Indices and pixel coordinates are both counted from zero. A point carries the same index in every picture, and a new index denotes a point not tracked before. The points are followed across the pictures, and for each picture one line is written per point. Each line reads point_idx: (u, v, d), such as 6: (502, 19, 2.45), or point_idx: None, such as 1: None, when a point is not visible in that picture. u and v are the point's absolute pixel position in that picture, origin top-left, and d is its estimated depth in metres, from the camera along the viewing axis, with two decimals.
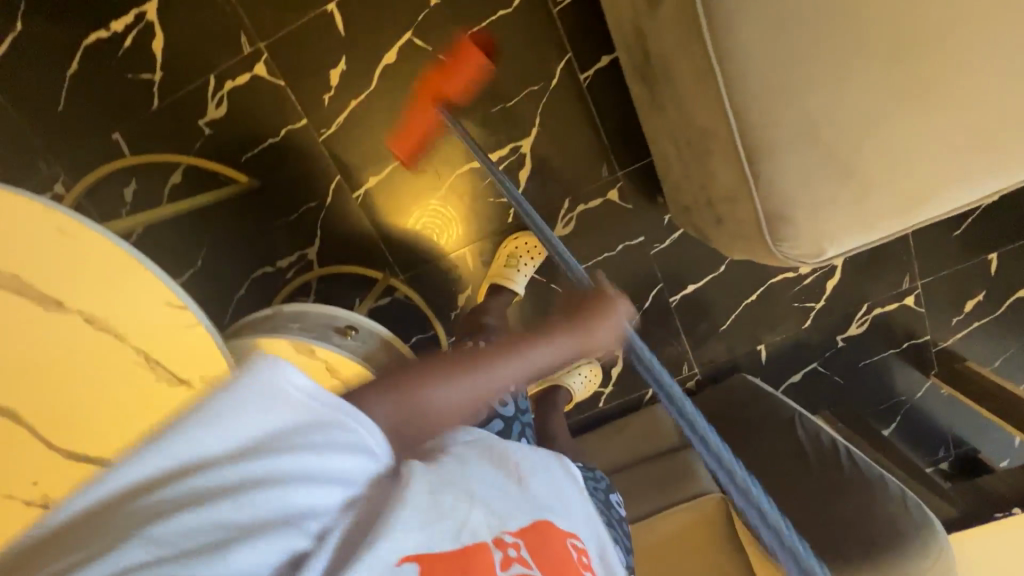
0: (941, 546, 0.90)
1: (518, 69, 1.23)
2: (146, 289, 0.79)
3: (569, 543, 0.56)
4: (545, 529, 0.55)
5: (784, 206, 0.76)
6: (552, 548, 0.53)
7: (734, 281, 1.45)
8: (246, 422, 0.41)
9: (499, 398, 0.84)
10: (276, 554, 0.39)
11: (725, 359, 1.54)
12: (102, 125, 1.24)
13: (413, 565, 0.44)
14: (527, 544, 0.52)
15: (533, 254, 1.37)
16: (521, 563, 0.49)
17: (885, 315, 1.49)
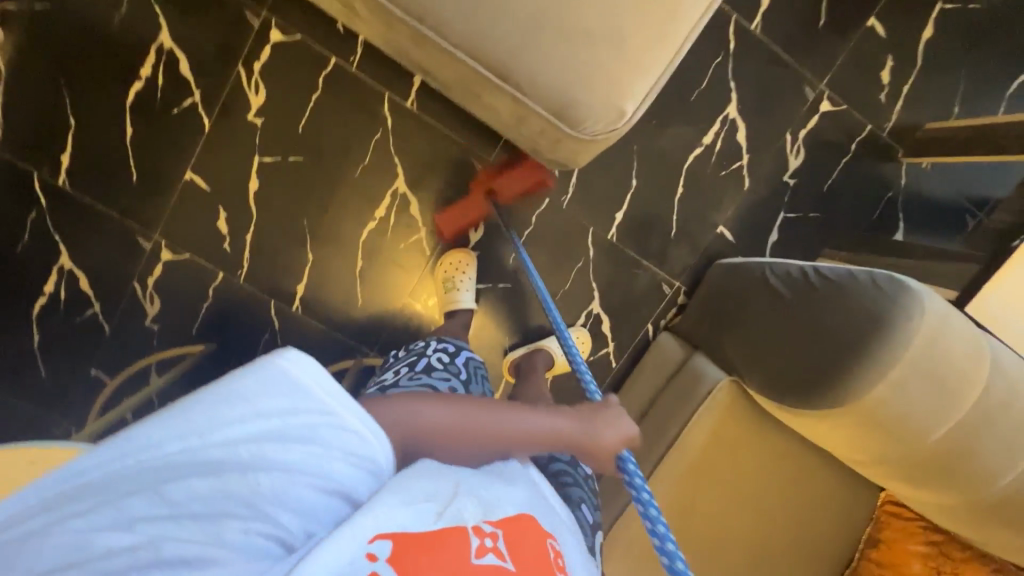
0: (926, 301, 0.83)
1: (355, 130, 1.34)
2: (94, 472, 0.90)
3: (547, 544, 0.65)
4: (523, 525, 0.66)
5: (559, 96, 0.79)
6: (527, 542, 0.63)
7: (656, 187, 1.43)
8: (246, 402, 0.59)
9: (450, 385, 0.96)
10: (248, 515, 0.56)
11: (697, 258, 1.48)
12: (79, 368, 1.41)
13: (384, 541, 0.56)
14: (504, 538, 0.62)
15: (466, 266, 1.41)
16: (495, 553, 0.59)
17: (813, 132, 1.42)
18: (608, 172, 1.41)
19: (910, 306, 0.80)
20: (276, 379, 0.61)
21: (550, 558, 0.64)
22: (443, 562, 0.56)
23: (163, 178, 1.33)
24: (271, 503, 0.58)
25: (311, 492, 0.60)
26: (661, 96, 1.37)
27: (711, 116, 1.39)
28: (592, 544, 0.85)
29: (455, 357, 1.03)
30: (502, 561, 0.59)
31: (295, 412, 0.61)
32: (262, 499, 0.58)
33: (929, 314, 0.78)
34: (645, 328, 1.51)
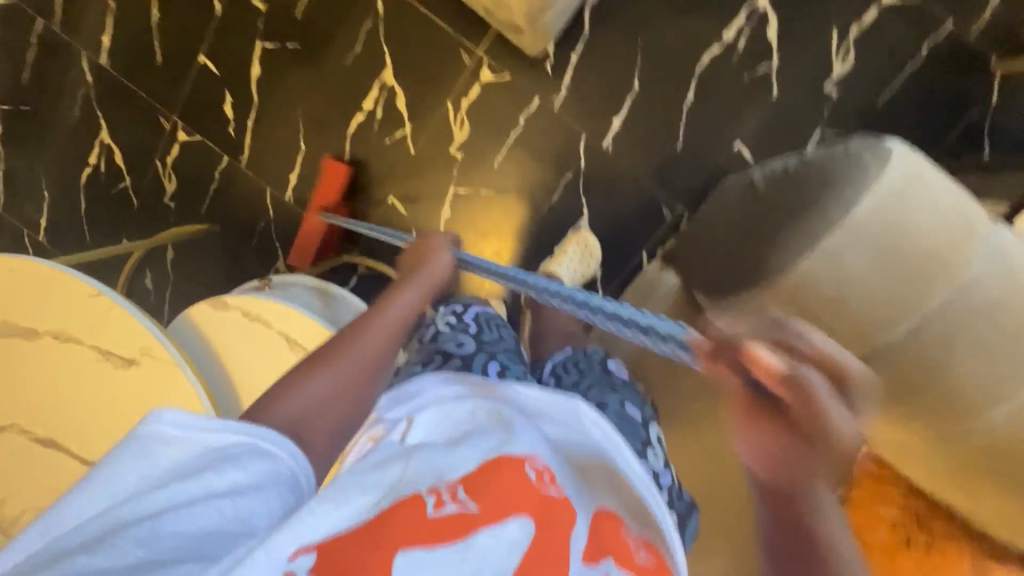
0: (897, 169, 0.63)
1: (349, 17, 1.35)
2: (67, 290, 1.04)
3: (524, 468, 0.52)
4: (498, 465, 0.51)
5: None
6: (498, 481, 0.50)
7: (663, 91, 1.25)
8: None
9: (457, 342, 0.81)
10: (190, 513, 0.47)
11: (705, 179, 1.28)
12: (113, 237, 1.59)
13: (309, 555, 0.44)
14: (466, 487, 0.49)
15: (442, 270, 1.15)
16: (455, 503, 0.48)
17: (870, 30, 1.16)
18: (606, 72, 1.27)
19: (876, 154, 0.64)
20: (159, 446, 0.50)
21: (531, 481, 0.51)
22: (389, 531, 0.45)
23: (182, 61, 1.45)
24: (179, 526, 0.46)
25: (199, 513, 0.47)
26: None
27: (733, 8, 1.19)
28: (647, 437, 0.75)
29: (467, 313, 0.87)
30: (465, 509, 0.47)
31: (182, 463, 0.49)
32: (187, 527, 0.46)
33: (897, 167, 0.63)
34: (639, 256, 1.34)
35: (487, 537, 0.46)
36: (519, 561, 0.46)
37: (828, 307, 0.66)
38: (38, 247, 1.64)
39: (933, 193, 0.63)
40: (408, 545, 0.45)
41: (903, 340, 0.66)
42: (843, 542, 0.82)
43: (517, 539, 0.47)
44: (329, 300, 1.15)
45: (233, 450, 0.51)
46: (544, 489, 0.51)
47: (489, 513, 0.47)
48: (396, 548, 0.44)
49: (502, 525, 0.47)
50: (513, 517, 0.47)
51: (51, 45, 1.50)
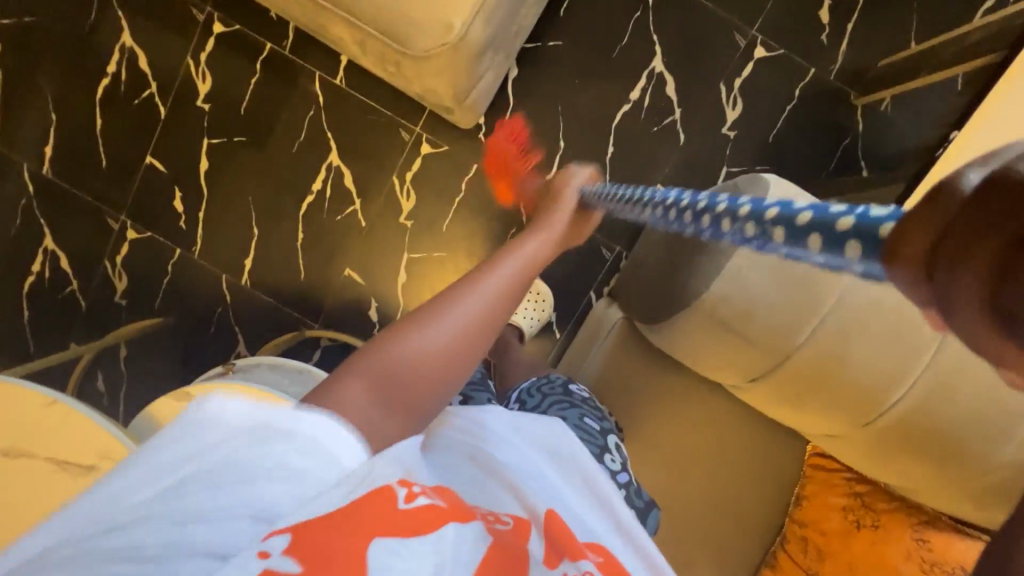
0: (773, 199, 0.75)
1: (292, 109, 1.45)
2: (16, 402, 1.02)
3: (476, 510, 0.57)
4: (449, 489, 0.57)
5: (387, 14, 0.82)
6: (451, 496, 0.55)
7: (586, 147, 1.39)
8: (83, 520, 0.43)
9: None
10: (209, 496, 0.44)
11: (636, 219, 1.41)
12: (60, 343, 1.55)
13: (282, 535, 0.43)
14: (429, 487, 0.54)
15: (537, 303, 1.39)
16: (423, 495, 0.51)
17: (751, 81, 1.35)
18: (534, 135, 1.40)
19: (757, 189, 0.76)
20: (192, 442, 0.46)
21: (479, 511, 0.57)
22: (365, 519, 0.46)
23: (129, 163, 1.49)
24: (192, 509, 0.43)
25: (230, 497, 0.44)
26: (580, 56, 1.37)
27: (635, 71, 1.36)
28: (603, 443, 0.82)
29: None
30: (433, 502, 0.52)
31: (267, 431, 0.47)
32: (210, 503, 0.43)
33: (774, 198, 0.74)
34: (588, 295, 1.44)
35: (455, 535, 0.50)
36: (482, 554, 0.51)
37: (745, 319, 0.76)
38: None
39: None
40: (384, 535, 0.46)
41: (810, 342, 0.76)
42: (806, 537, 0.90)
43: (474, 547, 0.51)
44: (293, 375, 1.17)
45: (293, 430, 0.48)
46: (494, 524, 0.56)
47: (453, 509, 0.53)
48: (371, 536, 0.45)
49: (462, 528, 0.51)
50: (470, 525, 0.53)
51: None
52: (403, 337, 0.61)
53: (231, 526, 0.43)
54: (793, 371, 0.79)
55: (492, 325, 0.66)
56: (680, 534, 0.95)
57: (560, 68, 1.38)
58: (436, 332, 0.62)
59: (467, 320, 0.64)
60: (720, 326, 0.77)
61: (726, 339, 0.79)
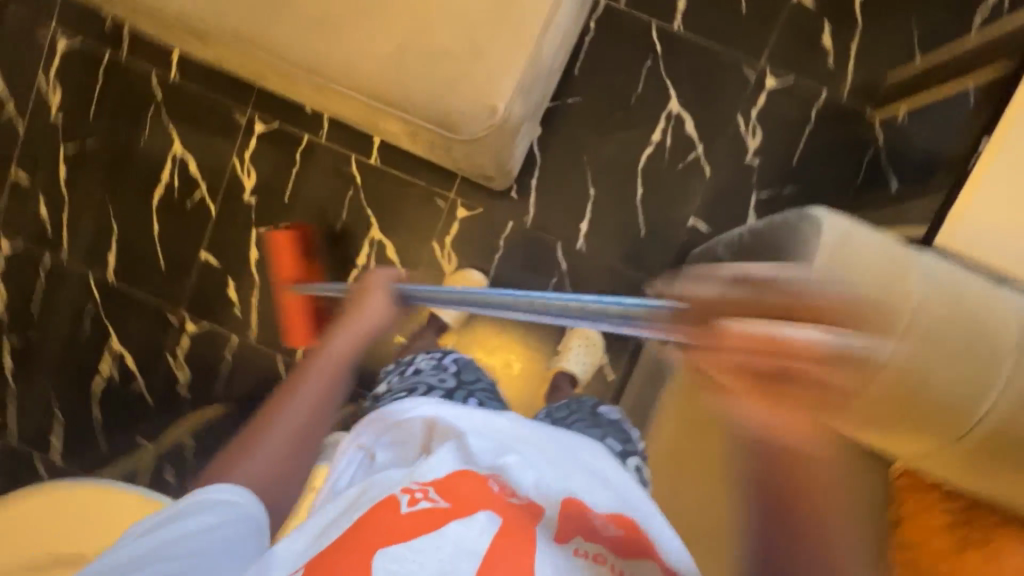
0: (827, 230, 0.77)
1: (332, 192, 1.53)
2: (110, 505, 1.05)
3: (486, 481, 0.65)
4: (459, 477, 0.65)
5: (438, 105, 0.88)
6: (460, 488, 0.63)
7: (616, 192, 1.44)
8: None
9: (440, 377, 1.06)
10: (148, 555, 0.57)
11: (673, 255, 1.44)
12: (131, 439, 1.61)
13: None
14: (434, 488, 0.63)
15: (587, 344, 1.43)
16: (425, 501, 0.61)
17: (766, 110, 1.40)
18: (564, 187, 1.46)
19: (811, 223, 0.78)
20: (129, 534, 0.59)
21: (492, 488, 0.64)
22: (371, 535, 0.57)
23: (185, 260, 1.58)
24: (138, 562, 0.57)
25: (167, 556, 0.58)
26: (600, 108, 1.44)
27: (653, 116, 1.43)
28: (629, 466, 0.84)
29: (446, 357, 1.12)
30: (436, 504, 0.60)
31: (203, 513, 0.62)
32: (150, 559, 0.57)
33: (830, 230, 0.77)
34: (635, 334, 1.46)
35: (460, 527, 0.58)
36: (488, 541, 0.58)
37: None
38: (52, 469, 1.63)
39: (863, 243, 0.77)
40: (387, 544, 0.56)
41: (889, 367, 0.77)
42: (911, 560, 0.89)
43: (484, 535, 0.58)
44: None
45: (205, 505, 0.62)
46: (505, 501, 0.63)
47: (458, 508, 0.60)
48: (376, 548, 0.55)
49: (471, 517, 0.60)
50: (480, 512, 0.60)
51: (54, 273, 1.61)
52: (243, 458, 0.72)
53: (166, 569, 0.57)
54: (871, 395, 0.80)
55: (297, 444, 0.77)
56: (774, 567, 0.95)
57: (581, 122, 1.45)
58: (262, 457, 0.73)
59: (287, 422, 0.78)
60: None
61: None
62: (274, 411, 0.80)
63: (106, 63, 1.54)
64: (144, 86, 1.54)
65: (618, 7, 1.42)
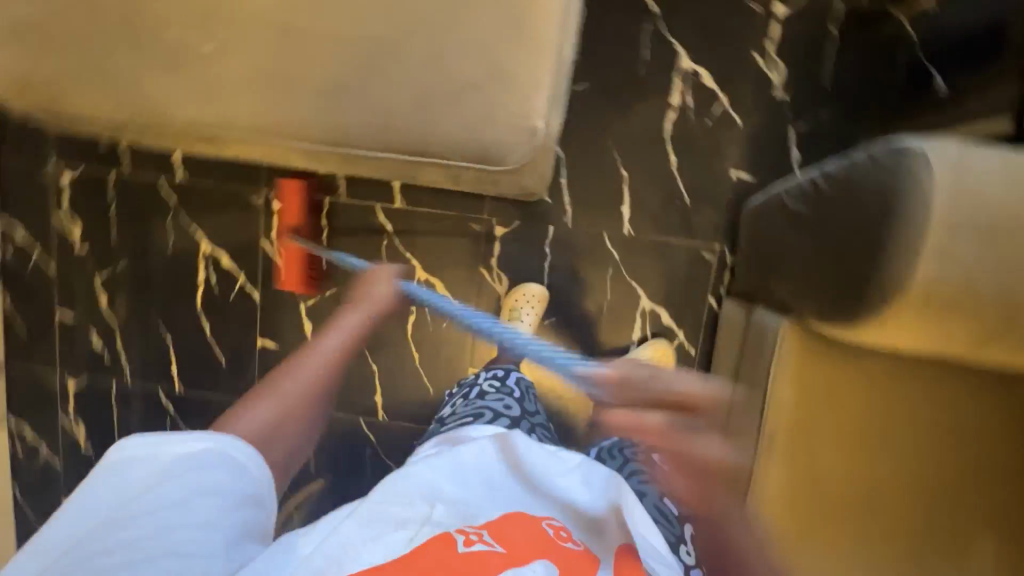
0: (934, 167, 0.73)
1: (366, 245, 1.51)
2: None
3: (540, 525, 0.66)
4: (515, 517, 0.66)
5: (476, 144, 0.84)
6: (513, 531, 0.64)
7: (650, 167, 1.39)
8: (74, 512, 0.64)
9: (505, 403, 0.99)
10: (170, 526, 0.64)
11: (725, 213, 1.39)
12: None
13: None
14: (490, 531, 0.63)
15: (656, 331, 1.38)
16: (482, 542, 0.61)
17: (783, 39, 1.33)
18: (596, 177, 1.41)
19: (915, 161, 0.74)
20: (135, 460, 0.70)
21: (545, 535, 0.65)
22: (422, 569, 0.58)
23: (245, 351, 1.58)
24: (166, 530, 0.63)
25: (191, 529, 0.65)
26: (612, 86, 1.37)
27: (668, 79, 1.36)
28: (678, 533, 0.84)
29: (507, 377, 1.09)
30: (492, 547, 0.61)
31: (211, 462, 0.72)
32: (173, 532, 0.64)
33: (939, 163, 0.73)
34: (706, 301, 1.42)
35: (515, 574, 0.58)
36: None
37: (960, 296, 0.73)
38: None
39: (979, 167, 0.73)
40: None
41: None
42: None
43: None
44: None
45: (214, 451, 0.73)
46: (559, 543, 0.65)
47: (513, 555, 0.61)
48: None
49: (527, 565, 0.60)
50: (538, 562, 0.61)
51: (126, 398, 1.63)
52: (253, 413, 0.84)
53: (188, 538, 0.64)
54: (1022, 321, 0.75)
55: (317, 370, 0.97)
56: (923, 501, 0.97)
57: (596, 106, 1.39)
58: (263, 413, 0.85)
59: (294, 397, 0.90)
60: (936, 301, 0.74)
61: (943, 321, 0.75)
62: (282, 381, 0.92)
63: (114, 182, 1.53)
64: (156, 195, 1.53)
65: None
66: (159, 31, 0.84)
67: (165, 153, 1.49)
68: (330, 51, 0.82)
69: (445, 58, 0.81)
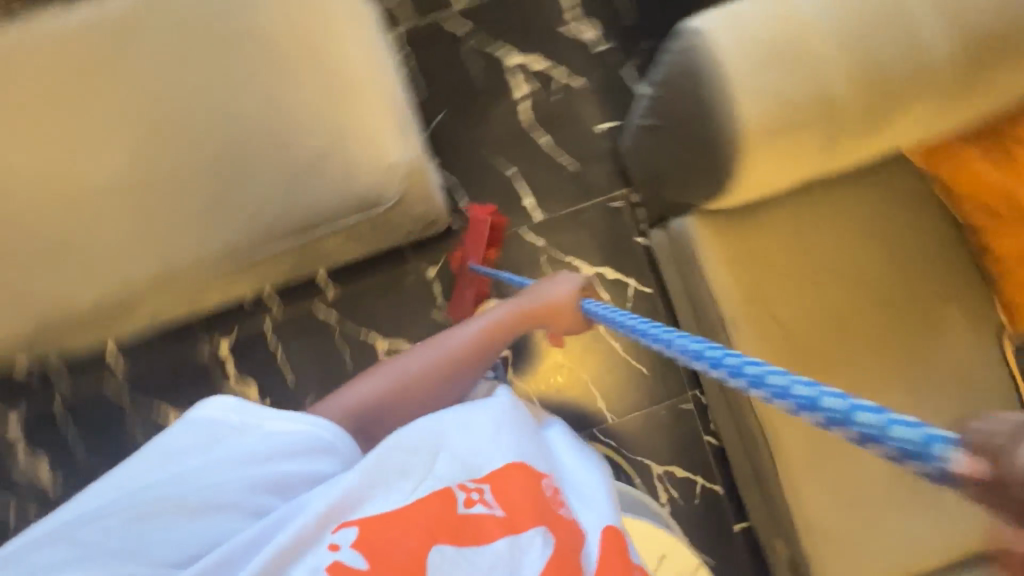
0: (713, 32, 0.84)
1: (318, 347, 1.50)
2: None
3: (543, 484, 0.67)
4: (517, 471, 0.66)
5: (352, 196, 0.90)
6: (514, 487, 0.65)
7: (530, 154, 1.49)
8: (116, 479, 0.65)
9: None
10: (212, 510, 0.63)
11: (611, 161, 1.49)
12: None
13: (352, 529, 0.59)
14: (491, 488, 0.65)
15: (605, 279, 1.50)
16: (482, 503, 0.64)
17: (579, 4, 1.48)
18: (490, 185, 1.49)
19: (696, 36, 0.85)
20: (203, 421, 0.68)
21: (543, 497, 0.66)
22: (417, 526, 0.60)
23: None
24: (213, 502, 0.63)
25: (237, 500, 0.64)
26: (464, 105, 1.48)
27: (505, 77, 1.48)
28: None
29: None
30: (491, 509, 0.63)
31: (294, 450, 0.69)
32: (219, 501, 0.64)
33: (714, 28, 0.84)
34: (636, 241, 1.51)
35: (506, 545, 0.60)
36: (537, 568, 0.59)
37: (790, 122, 0.82)
38: None
39: (747, 15, 0.84)
40: (443, 545, 0.59)
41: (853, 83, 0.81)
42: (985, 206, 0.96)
43: (536, 555, 0.60)
44: None
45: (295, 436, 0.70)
46: (557, 507, 0.66)
47: (509, 519, 0.62)
48: (433, 543, 0.59)
49: (520, 534, 0.61)
50: (534, 528, 0.62)
51: None
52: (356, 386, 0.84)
53: (232, 517, 0.63)
54: (856, 114, 0.83)
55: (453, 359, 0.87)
56: (894, 308, 1.01)
57: (459, 127, 1.48)
58: (368, 388, 0.84)
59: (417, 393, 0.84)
60: (779, 128, 0.82)
61: (792, 146, 0.84)
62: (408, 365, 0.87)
63: (59, 407, 1.50)
64: (104, 399, 1.50)
65: (410, 25, 1.48)
66: (35, 237, 0.88)
67: (98, 357, 1.49)
68: (192, 179, 0.88)
69: (291, 138, 0.88)
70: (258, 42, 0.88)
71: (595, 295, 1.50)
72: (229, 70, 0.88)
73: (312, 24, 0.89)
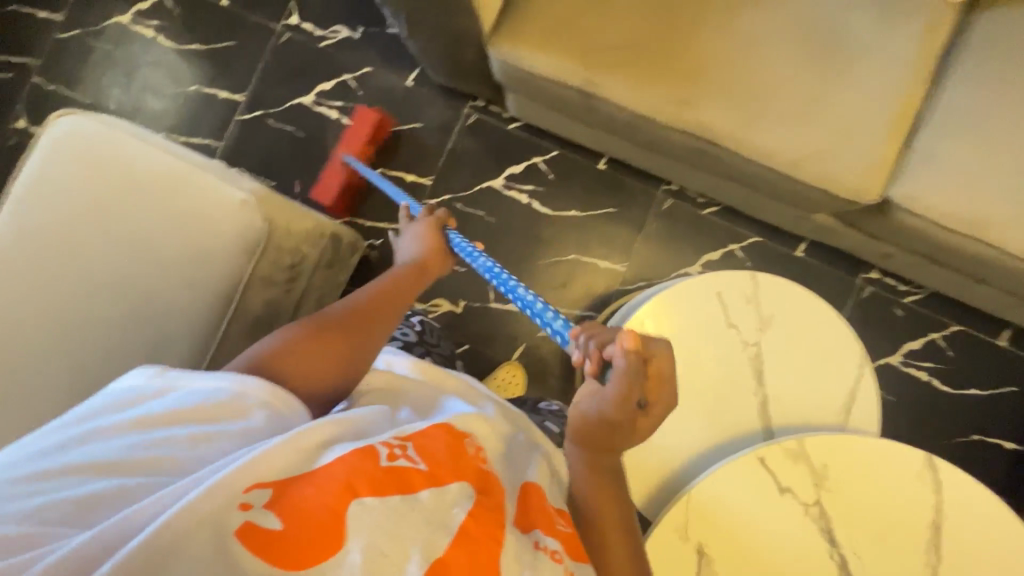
0: None
1: None
2: None
3: (466, 445, 0.65)
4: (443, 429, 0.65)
5: (239, 251, 0.97)
6: (438, 449, 0.61)
7: (381, 146, 1.57)
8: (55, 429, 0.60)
9: None
10: (136, 467, 0.55)
11: (439, 97, 1.57)
12: None
13: (262, 490, 0.52)
14: (414, 445, 0.60)
15: (518, 181, 1.56)
16: (405, 458, 0.58)
17: (317, 22, 1.60)
18: (374, 194, 1.56)
19: None
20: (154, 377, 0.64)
21: (470, 455, 0.63)
22: (328, 480, 0.53)
23: None
24: (133, 458, 0.56)
25: (154, 465, 0.56)
26: (306, 162, 1.57)
27: (316, 114, 1.58)
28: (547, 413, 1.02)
29: None
30: (415, 463, 0.58)
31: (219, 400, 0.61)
32: (141, 460, 0.56)
33: None
34: (511, 131, 1.56)
35: (427, 492, 0.55)
36: (461, 521, 0.54)
37: None
38: None
39: None
40: (362, 496, 0.52)
41: None
42: None
43: (458, 503, 0.56)
44: None
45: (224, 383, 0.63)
46: (482, 461, 0.64)
47: (432, 472, 0.58)
48: (351, 497, 0.52)
49: (446, 486, 0.57)
50: (455, 482, 0.58)
51: None
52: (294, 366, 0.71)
53: (147, 478, 0.55)
54: None
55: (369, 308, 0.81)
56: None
57: (316, 177, 1.57)
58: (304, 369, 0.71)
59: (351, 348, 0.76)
60: None
61: None
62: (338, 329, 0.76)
63: None
64: None
65: (221, 146, 1.60)
66: None
67: None
68: (120, 345, 0.95)
69: (159, 252, 0.97)
70: (82, 216, 0.98)
71: (522, 194, 1.56)
72: (85, 249, 0.97)
73: (100, 173, 0.99)
